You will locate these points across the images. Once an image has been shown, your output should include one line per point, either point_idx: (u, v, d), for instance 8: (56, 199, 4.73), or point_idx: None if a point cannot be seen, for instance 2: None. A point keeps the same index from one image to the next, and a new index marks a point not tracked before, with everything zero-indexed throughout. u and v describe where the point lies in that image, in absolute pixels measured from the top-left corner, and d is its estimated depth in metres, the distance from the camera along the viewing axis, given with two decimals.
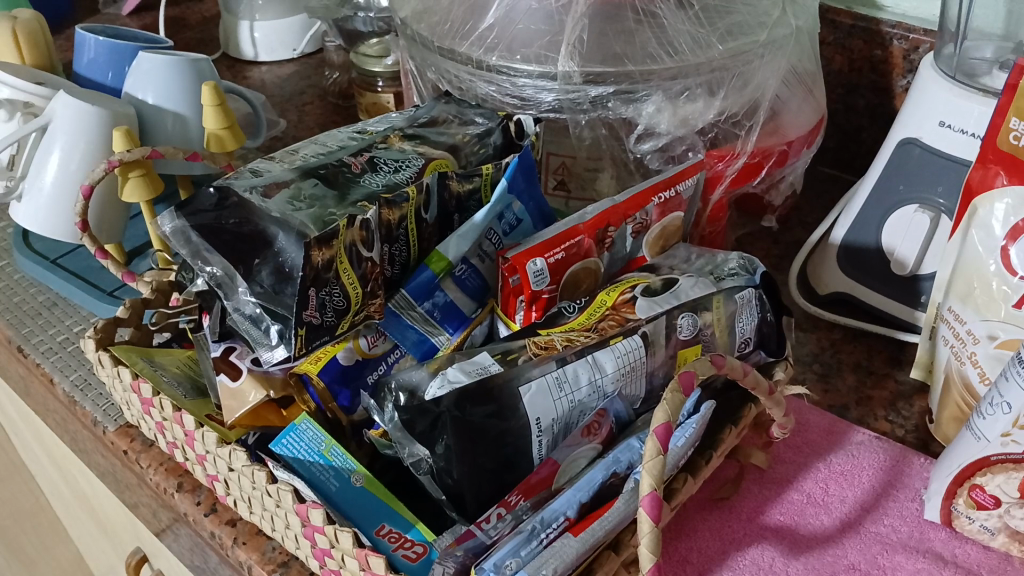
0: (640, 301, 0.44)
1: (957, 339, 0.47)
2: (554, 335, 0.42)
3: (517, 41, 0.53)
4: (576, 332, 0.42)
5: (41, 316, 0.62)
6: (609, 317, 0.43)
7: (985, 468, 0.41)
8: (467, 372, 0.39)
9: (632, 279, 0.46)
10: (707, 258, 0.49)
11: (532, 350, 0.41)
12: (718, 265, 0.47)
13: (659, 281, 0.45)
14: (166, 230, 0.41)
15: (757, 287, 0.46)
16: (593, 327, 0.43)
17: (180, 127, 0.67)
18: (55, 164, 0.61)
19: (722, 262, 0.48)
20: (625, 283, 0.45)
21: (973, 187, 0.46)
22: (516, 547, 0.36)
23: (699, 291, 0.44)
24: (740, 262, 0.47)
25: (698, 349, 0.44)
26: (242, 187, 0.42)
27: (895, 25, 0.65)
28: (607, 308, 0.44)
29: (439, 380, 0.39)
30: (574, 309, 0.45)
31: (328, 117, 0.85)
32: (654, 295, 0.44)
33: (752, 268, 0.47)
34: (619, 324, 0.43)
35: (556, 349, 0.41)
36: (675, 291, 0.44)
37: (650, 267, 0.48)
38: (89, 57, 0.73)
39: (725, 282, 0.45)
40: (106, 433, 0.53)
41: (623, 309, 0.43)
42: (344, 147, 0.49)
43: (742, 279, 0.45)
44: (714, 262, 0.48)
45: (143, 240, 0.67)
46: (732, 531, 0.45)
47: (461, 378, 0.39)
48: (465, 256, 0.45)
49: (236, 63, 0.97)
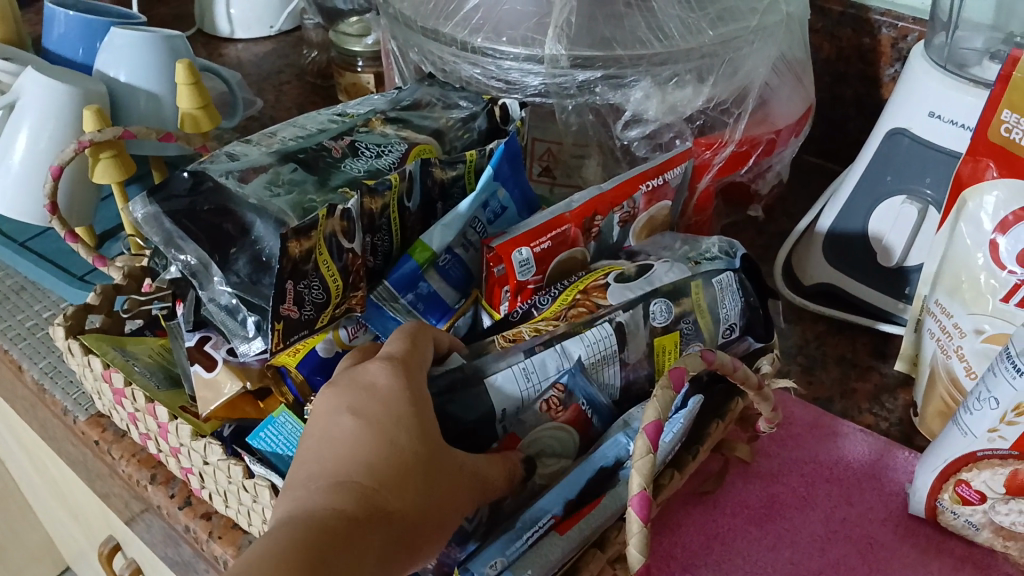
0: (615, 285, 0.43)
1: (944, 333, 0.47)
2: (523, 326, 0.43)
3: (503, 22, 0.52)
4: (547, 321, 0.42)
5: (9, 301, 0.60)
6: (580, 303, 0.43)
7: (972, 464, 0.41)
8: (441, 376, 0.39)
9: (609, 267, 0.45)
10: (688, 241, 0.48)
11: (501, 343, 0.42)
12: (699, 247, 0.47)
13: (635, 268, 0.45)
14: (138, 216, 0.40)
15: (737, 271, 0.45)
16: (562, 314, 0.42)
17: (153, 107, 0.65)
18: (23, 143, 0.59)
19: (703, 244, 0.47)
20: (602, 270, 0.45)
21: (962, 179, 0.46)
22: (502, 546, 0.35)
23: (673, 276, 0.43)
24: (720, 246, 0.46)
25: (676, 337, 0.43)
26: (218, 172, 0.41)
27: (883, 14, 0.64)
28: (578, 293, 0.43)
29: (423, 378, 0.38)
30: (547, 300, 0.44)
31: (307, 97, 0.83)
32: (627, 280, 0.43)
33: (729, 248, 0.46)
34: (590, 309, 0.42)
35: (523, 340, 0.41)
36: (650, 276, 0.44)
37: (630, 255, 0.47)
38: (59, 32, 0.71)
39: (704, 267, 0.44)
40: (77, 423, 0.51)
41: (594, 294, 0.43)
42: (324, 130, 0.48)
43: (719, 263, 0.45)
44: (695, 247, 0.47)
45: (114, 223, 0.65)
46: (717, 525, 0.45)
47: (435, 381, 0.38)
48: (451, 248, 0.44)
49: (212, 40, 0.94)
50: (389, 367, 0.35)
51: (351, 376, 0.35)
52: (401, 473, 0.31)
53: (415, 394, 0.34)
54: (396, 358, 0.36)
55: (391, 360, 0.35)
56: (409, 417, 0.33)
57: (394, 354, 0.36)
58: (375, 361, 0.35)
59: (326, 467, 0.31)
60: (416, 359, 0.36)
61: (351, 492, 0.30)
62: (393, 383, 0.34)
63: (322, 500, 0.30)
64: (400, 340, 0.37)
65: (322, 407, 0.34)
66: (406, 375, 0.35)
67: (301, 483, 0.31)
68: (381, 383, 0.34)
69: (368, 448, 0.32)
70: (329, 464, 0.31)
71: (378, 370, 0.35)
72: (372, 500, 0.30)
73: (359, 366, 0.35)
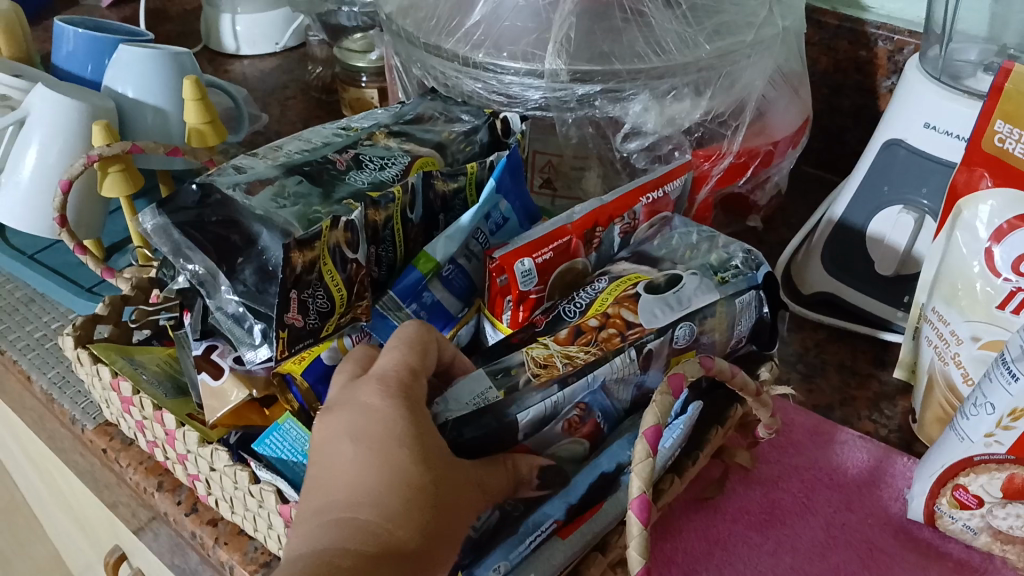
0: (645, 302, 0.43)
1: (941, 340, 0.47)
2: (554, 350, 0.41)
3: (503, 38, 0.53)
4: (577, 346, 0.42)
5: (18, 312, 0.60)
6: (611, 324, 0.42)
7: (969, 469, 0.41)
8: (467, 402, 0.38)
9: (633, 274, 0.45)
10: (706, 242, 0.48)
11: (532, 370, 0.40)
12: (722, 255, 0.47)
13: (662, 278, 0.45)
14: (147, 227, 0.40)
15: (759, 288, 0.45)
16: (593, 336, 0.42)
17: (160, 122, 0.66)
18: (33, 158, 0.60)
19: (725, 251, 0.47)
20: (627, 280, 0.45)
21: (957, 189, 0.46)
22: (507, 548, 0.36)
23: (701, 298, 0.43)
24: (744, 259, 0.46)
25: (694, 355, 0.43)
26: (226, 184, 0.42)
27: (879, 27, 0.65)
28: (610, 305, 0.43)
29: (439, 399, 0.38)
30: (573, 313, 0.44)
31: (312, 112, 0.84)
32: (656, 292, 0.43)
33: (755, 260, 0.46)
34: (619, 330, 0.42)
35: (557, 368, 0.40)
36: (680, 294, 0.43)
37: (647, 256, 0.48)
38: (68, 50, 0.72)
39: (727, 283, 0.45)
40: (86, 432, 0.52)
41: (625, 306, 0.43)
42: (329, 143, 0.49)
43: (743, 280, 0.45)
44: (718, 254, 0.47)
45: (121, 236, 0.66)
46: (717, 531, 0.45)
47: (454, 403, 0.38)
48: (454, 258, 0.45)
49: (218, 57, 0.96)
50: (384, 385, 0.35)
51: (348, 398, 0.35)
52: (406, 498, 0.31)
53: (411, 411, 0.34)
54: (390, 375, 0.35)
55: (386, 376, 0.35)
56: (407, 436, 0.33)
57: (389, 370, 0.36)
58: (371, 380, 0.35)
59: (333, 504, 0.32)
60: (413, 370, 0.36)
61: (355, 528, 0.31)
62: (390, 403, 0.34)
63: (323, 541, 0.30)
64: (398, 351, 0.37)
65: (324, 434, 0.34)
66: (400, 394, 0.35)
67: (311, 520, 0.32)
68: (378, 404, 0.34)
69: (365, 479, 0.32)
70: (335, 501, 0.32)
71: (374, 391, 0.35)
72: (379, 532, 0.31)
73: (356, 387, 0.35)
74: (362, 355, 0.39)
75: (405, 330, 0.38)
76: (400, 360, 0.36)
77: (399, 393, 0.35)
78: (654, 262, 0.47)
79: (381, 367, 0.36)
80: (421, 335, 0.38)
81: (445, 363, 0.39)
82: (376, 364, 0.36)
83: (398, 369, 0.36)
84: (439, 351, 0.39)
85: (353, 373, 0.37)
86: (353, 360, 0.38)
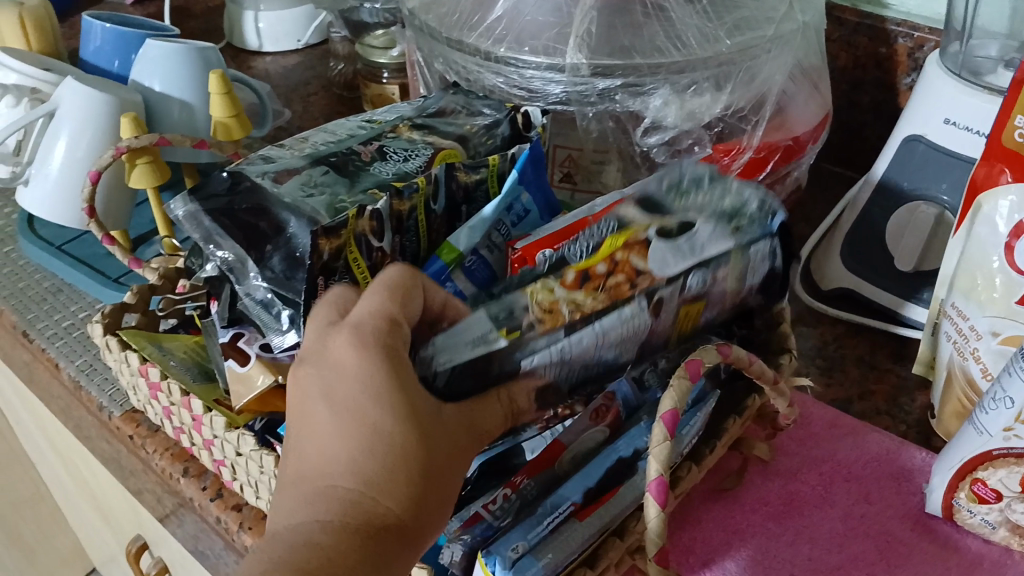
0: (656, 249, 0.42)
1: (960, 335, 0.47)
2: (559, 292, 0.40)
3: (526, 32, 0.54)
4: (585, 291, 0.40)
5: (46, 302, 0.62)
6: (620, 269, 0.41)
7: (987, 463, 0.41)
8: (468, 345, 0.37)
9: (640, 216, 0.44)
10: (714, 181, 0.47)
11: (537, 314, 0.39)
12: (734, 198, 0.46)
13: (674, 222, 0.43)
14: (179, 214, 0.42)
15: (771, 236, 0.45)
16: (601, 283, 0.41)
17: (186, 116, 0.67)
18: (61, 150, 0.61)
19: (738, 194, 0.46)
20: (635, 221, 0.43)
21: (978, 183, 0.46)
22: (524, 530, 0.38)
23: (714, 245, 0.43)
24: (760, 205, 0.46)
25: (702, 305, 0.43)
26: (256, 172, 0.44)
27: (899, 24, 0.65)
28: (619, 247, 0.42)
29: (436, 339, 0.37)
30: (580, 252, 0.42)
31: (334, 108, 0.85)
32: (669, 237, 0.42)
33: (770, 207, 0.46)
34: (628, 279, 0.41)
35: (562, 315, 0.39)
36: (693, 240, 0.43)
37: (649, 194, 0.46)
38: (96, 45, 0.73)
39: (740, 231, 0.44)
40: (113, 419, 0.53)
41: (636, 251, 0.42)
42: (354, 135, 0.50)
43: (757, 227, 0.45)
44: (730, 195, 0.46)
45: (148, 228, 0.67)
46: (736, 521, 0.46)
47: (453, 348, 0.37)
48: (472, 246, 0.45)
49: (241, 53, 0.97)
50: (360, 339, 0.34)
51: (324, 353, 0.34)
52: (388, 463, 0.32)
53: (390, 367, 0.33)
54: (365, 327, 0.34)
55: (362, 328, 0.34)
56: (383, 396, 0.33)
57: (366, 321, 0.35)
58: (344, 333, 0.34)
59: (318, 473, 0.33)
60: (391, 319, 0.35)
61: (342, 499, 0.31)
62: (365, 360, 0.33)
63: (310, 515, 0.31)
64: (375, 298, 0.36)
65: (303, 392, 0.34)
66: (381, 348, 0.34)
67: (297, 490, 0.33)
68: (352, 362, 0.33)
69: (346, 452, 0.32)
70: (320, 471, 0.33)
71: (347, 345, 0.34)
72: (364, 501, 0.31)
73: (329, 341, 0.34)
74: (341, 297, 0.37)
75: (384, 276, 0.37)
76: (379, 310, 0.35)
77: (374, 347, 0.34)
78: (662, 204, 0.45)
79: (357, 317, 0.35)
80: (403, 281, 0.36)
81: (436, 310, 0.38)
82: (353, 311, 0.35)
83: (373, 320, 0.35)
84: (427, 297, 0.38)
85: (329, 318, 0.36)
86: (330, 303, 0.37)
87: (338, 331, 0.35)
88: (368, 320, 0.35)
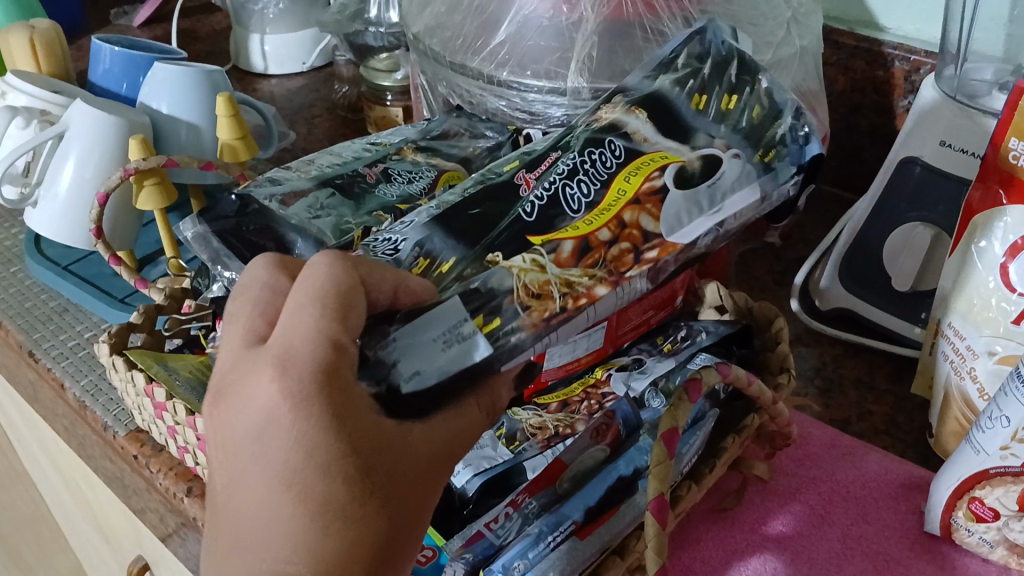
0: (672, 203, 0.41)
1: (958, 355, 0.48)
2: (552, 272, 0.39)
3: (527, 57, 0.54)
4: (581, 269, 0.39)
5: (52, 322, 0.62)
6: (621, 240, 0.40)
7: (985, 481, 0.42)
8: (434, 338, 0.34)
9: (660, 150, 0.43)
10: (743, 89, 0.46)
11: (525, 299, 0.38)
12: (766, 111, 0.46)
13: (699, 161, 0.43)
14: (188, 235, 0.42)
15: (802, 166, 0.46)
16: (601, 253, 0.40)
17: (193, 137, 0.68)
18: (70, 172, 0.62)
19: (774, 105, 0.46)
20: (652, 160, 0.42)
21: (973, 206, 0.47)
22: (524, 548, 0.39)
23: (735, 195, 0.43)
24: (791, 127, 0.46)
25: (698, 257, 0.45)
26: (263, 195, 0.45)
27: (896, 47, 0.66)
28: (626, 202, 0.41)
29: (398, 329, 0.33)
30: (581, 204, 0.41)
31: (337, 129, 0.86)
32: (691, 186, 0.42)
33: (802, 127, 0.46)
34: (633, 245, 0.40)
35: (553, 300, 0.38)
36: (714, 185, 0.42)
37: (669, 104, 0.44)
38: (105, 67, 0.74)
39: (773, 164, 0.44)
40: (117, 438, 0.53)
41: (649, 207, 0.41)
42: (358, 157, 0.52)
43: (789, 156, 0.45)
44: (765, 119, 0.45)
45: (154, 249, 0.68)
46: (735, 541, 0.46)
47: (422, 348, 0.33)
48: (419, 238, 0.41)
49: (246, 75, 0.98)
50: (291, 384, 0.28)
51: (249, 396, 0.28)
52: (347, 540, 0.27)
53: (336, 418, 0.28)
54: (293, 363, 0.28)
55: (290, 365, 0.28)
56: (332, 457, 0.27)
57: (295, 354, 0.28)
58: (270, 375, 0.28)
59: (256, 552, 0.27)
60: (334, 345, 0.29)
61: None
62: (303, 415, 0.27)
63: None
64: (307, 317, 0.29)
65: (233, 444, 0.29)
66: (323, 393, 0.28)
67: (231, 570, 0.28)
68: (287, 420, 0.27)
69: (291, 529, 0.27)
70: (257, 549, 0.27)
71: (273, 390, 0.28)
72: None
73: (254, 385, 0.28)
74: (265, 302, 0.32)
75: (316, 280, 0.30)
76: (313, 338, 0.29)
77: (311, 393, 0.28)
78: (685, 128, 0.44)
79: (285, 345, 0.29)
80: (338, 285, 0.30)
81: (387, 303, 0.33)
82: (280, 333, 0.29)
83: (309, 355, 0.28)
84: (373, 290, 0.32)
85: (255, 340, 0.30)
86: (256, 315, 0.31)
87: (262, 368, 0.29)
88: (300, 356, 0.28)
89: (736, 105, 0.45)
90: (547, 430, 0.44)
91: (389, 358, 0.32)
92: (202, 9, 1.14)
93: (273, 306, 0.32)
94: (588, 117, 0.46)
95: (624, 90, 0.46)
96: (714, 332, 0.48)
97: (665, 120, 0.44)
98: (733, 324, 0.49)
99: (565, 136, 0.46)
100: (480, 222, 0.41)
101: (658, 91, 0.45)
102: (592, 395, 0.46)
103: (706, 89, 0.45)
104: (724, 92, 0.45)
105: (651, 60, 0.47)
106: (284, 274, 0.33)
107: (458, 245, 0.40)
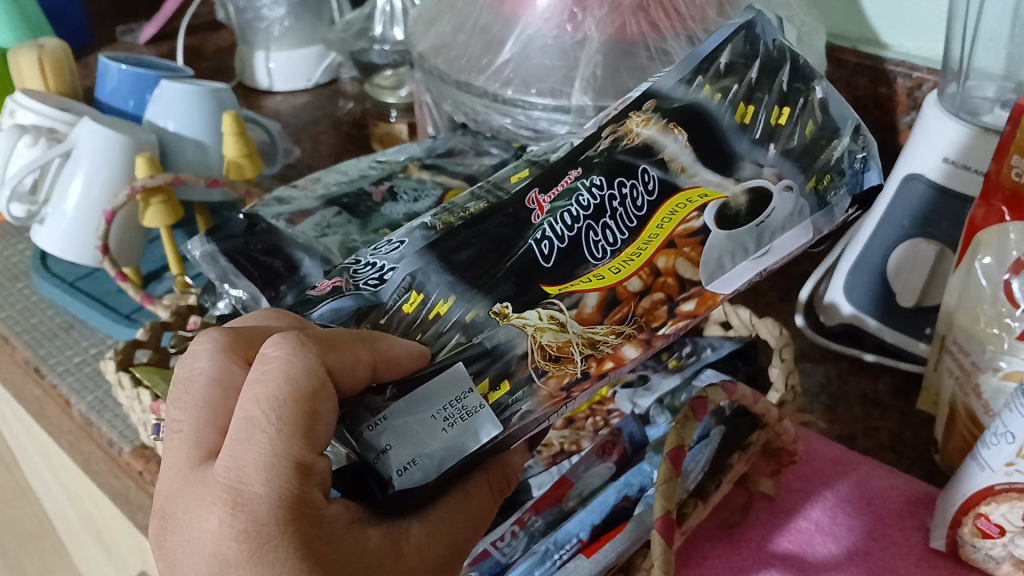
0: (713, 248, 0.40)
1: (963, 370, 0.47)
2: (573, 333, 0.36)
3: (533, 75, 0.56)
4: (604, 327, 0.37)
5: (58, 337, 0.63)
6: (647, 305, 0.39)
7: (990, 498, 0.41)
8: (434, 416, 0.32)
9: (699, 185, 0.41)
10: (796, 101, 0.45)
11: (542, 365, 0.35)
12: (819, 127, 0.45)
13: (744, 198, 0.41)
14: (196, 254, 0.43)
15: (857, 195, 0.46)
16: (629, 311, 0.38)
17: (199, 154, 0.69)
18: (77, 190, 0.62)
19: (830, 121, 0.45)
20: (691, 198, 0.40)
21: (976, 223, 0.47)
22: (530, 567, 0.39)
23: (787, 232, 0.42)
24: (847, 150, 0.45)
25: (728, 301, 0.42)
26: (271, 215, 0.47)
27: (898, 65, 0.66)
28: (649, 256, 0.39)
29: (390, 405, 0.32)
30: (603, 252, 0.38)
31: (343, 146, 0.86)
32: (736, 227, 0.41)
33: (860, 150, 0.46)
34: (666, 296, 0.39)
35: (574, 362, 0.36)
36: (762, 227, 0.41)
37: (712, 120, 0.43)
38: (112, 85, 0.75)
39: (828, 193, 0.44)
40: (123, 454, 0.53)
41: (687, 250, 0.39)
42: (365, 176, 0.53)
43: (845, 185, 0.45)
44: (823, 149, 0.44)
45: (160, 265, 0.68)
46: (741, 559, 0.46)
47: (418, 430, 0.32)
48: (411, 270, 0.37)
49: (252, 92, 0.99)
50: (247, 520, 0.28)
51: (203, 532, 0.29)
52: None
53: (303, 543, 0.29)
54: (241, 497, 0.29)
55: (242, 498, 0.29)
56: None
57: (246, 482, 0.29)
58: (222, 513, 0.29)
59: None
60: (296, 467, 0.29)
61: None
62: (265, 556, 0.28)
63: None
64: (259, 438, 0.29)
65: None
66: (290, 519, 0.29)
67: None
68: (247, 561, 0.28)
69: None
70: None
71: (227, 528, 0.29)
72: None
73: (206, 522, 0.29)
74: (213, 404, 0.32)
75: (267, 387, 0.30)
76: (263, 463, 0.29)
77: (271, 529, 0.28)
78: (730, 156, 0.42)
79: (235, 476, 0.29)
80: (298, 391, 0.29)
81: (366, 383, 0.31)
82: (226, 457, 0.30)
83: (263, 488, 0.29)
84: (340, 382, 0.31)
85: (203, 457, 0.31)
86: (201, 424, 0.32)
87: (211, 503, 0.29)
88: (256, 486, 0.29)
89: (787, 120, 0.44)
90: (552, 446, 0.44)
91: (379, 444, 0.31)
92: (208, 27, 1.15)
93: (221, 409, 0.32)
94: (615, 124, 0.43)
95: (660, 95, 0.43)
96: (719, 348, 0.49)
97: (710, 143, 0.42)
98: (737, 341, 0.50)
99: (585, 147, 0.42)
100: (487, 261, 0.37)
101: (697, 103, 0.43)
102: (598, 411, 0.46)
103: (755, 100, 0.44)
104: (779, 106, 0.44)
105: (690, 57, 0.45)
106: (236, 360, 0.33)
107: (458, 281, 0.37)
